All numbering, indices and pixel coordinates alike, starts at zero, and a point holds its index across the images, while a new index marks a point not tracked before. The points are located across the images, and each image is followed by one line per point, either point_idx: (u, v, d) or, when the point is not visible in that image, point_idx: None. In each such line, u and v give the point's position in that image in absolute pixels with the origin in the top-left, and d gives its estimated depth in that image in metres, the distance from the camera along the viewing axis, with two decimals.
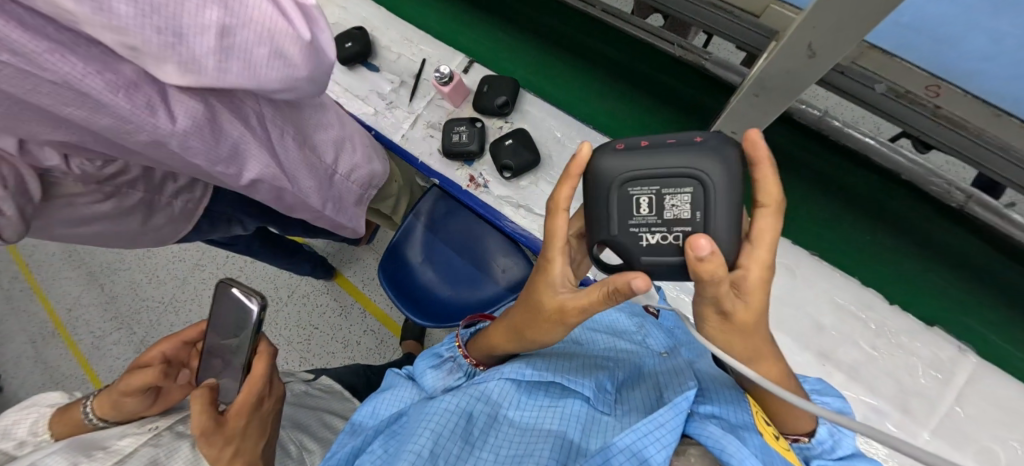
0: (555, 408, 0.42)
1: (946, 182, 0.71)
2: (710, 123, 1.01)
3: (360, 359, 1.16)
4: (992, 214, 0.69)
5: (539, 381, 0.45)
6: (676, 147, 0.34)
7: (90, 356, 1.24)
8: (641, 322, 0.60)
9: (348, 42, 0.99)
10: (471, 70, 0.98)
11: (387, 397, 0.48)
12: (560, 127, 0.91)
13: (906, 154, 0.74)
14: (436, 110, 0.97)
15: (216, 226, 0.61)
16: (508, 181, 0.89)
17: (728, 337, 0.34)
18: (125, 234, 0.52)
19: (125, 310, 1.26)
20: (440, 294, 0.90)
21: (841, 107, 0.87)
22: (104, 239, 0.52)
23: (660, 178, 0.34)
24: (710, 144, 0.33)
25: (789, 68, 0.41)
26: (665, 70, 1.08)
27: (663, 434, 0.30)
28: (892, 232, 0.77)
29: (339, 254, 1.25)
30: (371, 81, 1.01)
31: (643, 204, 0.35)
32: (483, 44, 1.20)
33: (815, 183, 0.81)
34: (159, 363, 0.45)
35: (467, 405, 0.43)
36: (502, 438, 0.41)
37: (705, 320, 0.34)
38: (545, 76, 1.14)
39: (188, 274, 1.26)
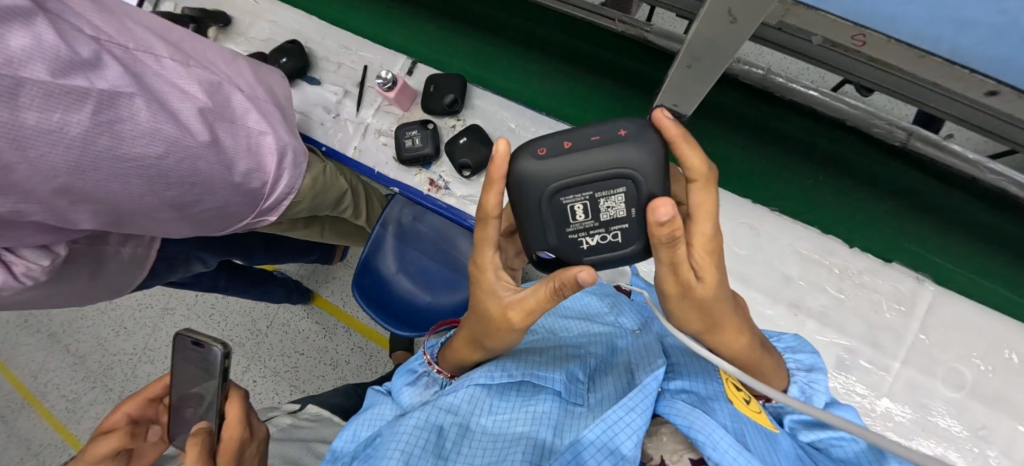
0: (526, 409, 0.45)
1: (887, 123, 0.82)
2: (652, 94, 1.03)
3: (353, 378, 1.20)
4: (931, 147, 0.80)
5: (509, 382, 0.49)
6: (604, 144, 0.35)
7: (67, 421, 1.27)
8: (613, 301, 0.71)
9: (283, 58, 1.01)
10: (414, 72, 1.02)
11: (368, 417, 0.50)
12: (512, 118, 0.97)
13: (846, 100, 0.84)
14: (385, 116, 1.01)
15: (174, 266, 0.76)
16: (469, 179, 0.95)
17: (690, 312, 0.40)
18: (80, 288, 0.63)
19: (97, 367, 1.29)
20: (423, 300, 0.95)
21: (783, 63, 0.93)
22: (63, 298, 0.64)
23: (585, 184, 0.35)
24: (635, 137, 0.35)
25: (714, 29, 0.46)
26: (613, 49, 1.07)
27: (634, 419, 0.35)
28: (831, 172, 0.89)
29: (313, 276, 1.30)
30: (314, 93, 1.04)
31: (578, 210, 0.36)
32: (416, 39, 1.19)
33: (761, 135, 0.92)
34: (125, 426, 0.49)
35: (435, 420, 0.45)
36: (475, 447, 0.43)
37: (665, 296, 0.39)
38: (483, 64, 1.14)
39: (157, 320, 1.31)
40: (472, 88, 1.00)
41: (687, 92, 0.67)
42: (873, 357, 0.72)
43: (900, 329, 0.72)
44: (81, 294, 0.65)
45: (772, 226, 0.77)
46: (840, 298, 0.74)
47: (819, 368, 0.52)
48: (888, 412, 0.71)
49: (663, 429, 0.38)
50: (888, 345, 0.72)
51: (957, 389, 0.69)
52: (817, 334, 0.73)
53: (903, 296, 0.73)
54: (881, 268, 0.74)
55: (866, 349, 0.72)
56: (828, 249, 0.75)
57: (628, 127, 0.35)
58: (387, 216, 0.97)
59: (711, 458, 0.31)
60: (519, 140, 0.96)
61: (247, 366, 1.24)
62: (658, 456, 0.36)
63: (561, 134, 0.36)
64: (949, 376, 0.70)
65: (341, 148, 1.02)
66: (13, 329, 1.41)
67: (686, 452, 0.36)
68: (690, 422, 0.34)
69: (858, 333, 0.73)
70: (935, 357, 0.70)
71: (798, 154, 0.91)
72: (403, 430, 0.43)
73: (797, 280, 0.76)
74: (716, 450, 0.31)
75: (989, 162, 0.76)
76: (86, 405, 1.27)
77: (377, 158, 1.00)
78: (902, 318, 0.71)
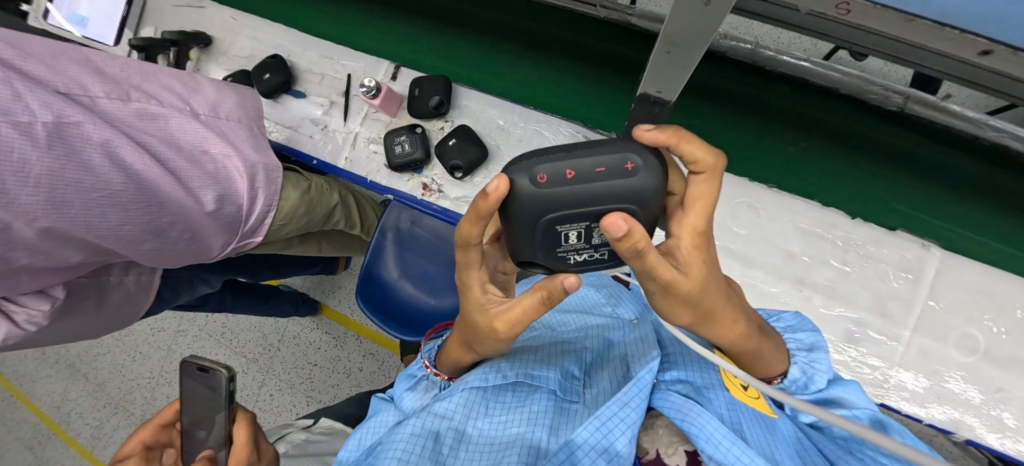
0: (524, 407, 0.46)
1: (881, 88, 0.85)
2: (637, 77, 1.00)
3: (367, 384, 1.21)
4: (933, 109, 0.83)
5: (504, 383, 0.49)
6: (611, 180, 0.33)
7: (93, 447, 1.30)
8: (610, 292, 0.68)
9: (267, 73, 1.00)
10: (399, 76, 1.00)
11: (370, 425, 0.51)
12: (499, 115, 0.96)
13: (840, 69, 0.86)
14: (373, 124, 0.99)
15: (178, 291, 0.76)
16: (461, 180, 0.93)
17: (678, 308, 0.37)
18: (91, 321, 0.64)
19: (117, 393, 1.32)
20: (427, 305, 0.96)
21: (773, 33, 0.90)
22: (77, 330, 0.65)
23: (589, 215, 0.34)
24: (642, 171, 0.33)
25: (669, 66, 0.50)
26: (604, 36, 1.03)
27: (627, 416, 0.38)
28: (828, 143, 0.93)
29: (320, 287, 1.31)
30: (300, 108, 1.03)
31: (571, 237, 0.36)
32: (388, 40, 1.18)
33: (755, 113, 0.95)
34: (139, 453, 0.50)
35: (432, 425, 0.45)
36: (474, 449, 0.44)
37: (648, 294, 0.37)
38: (452, 59, 1.14)
39: (171, 342, 1.34)
40: (457, 88, 0.98)
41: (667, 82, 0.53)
42: (882, 328, 0.76)
43: (906, 297, 0.75)
44: (93, 326, 0.67)
45: (771, 203, 0.80)
46: (845, 271, 0.77)
47: (821, 347, 0.49)
48: (901, 382, 0.74)
49: (660, 421, 0.41)
50: (897, 314, 0.76)
51: (970, 354, 0.73)
52: (825, 307, 0.77)
53: (910, 264, 0.76)
54: (884, 237, 0.77)
55: (876, 320, 0.76)
56: (829, 222, 0.79)
57: (636, 161, 0.33)
58: (386, 222, 0.99)
59: (703, 449, 0.34)
60: (509, 138, 0.95)
61: (262, 381, 1.26)
62: (654, 448, 0.39)
63: (564, 159, 0.33)
64: (960, 341, 0.74)
65: (333, 159, 0.99)
66: (32, 362, 1.44)
67: (681, 444, 0.39)
68: (684, 415, 0.37)
69: (866, 304, 0.76)
70: (946, 323, 0.74)
71: (794, 128, 0.94)
72: (399, 439, 0.43)
73: (799, 255, 0.79)
74: (709, 441, 0.34)
75: (990, 119, 0.80)
76: (112, 430, 1.30)
77: (369, 166, 0.98)
78: (910, 286, 0.75)
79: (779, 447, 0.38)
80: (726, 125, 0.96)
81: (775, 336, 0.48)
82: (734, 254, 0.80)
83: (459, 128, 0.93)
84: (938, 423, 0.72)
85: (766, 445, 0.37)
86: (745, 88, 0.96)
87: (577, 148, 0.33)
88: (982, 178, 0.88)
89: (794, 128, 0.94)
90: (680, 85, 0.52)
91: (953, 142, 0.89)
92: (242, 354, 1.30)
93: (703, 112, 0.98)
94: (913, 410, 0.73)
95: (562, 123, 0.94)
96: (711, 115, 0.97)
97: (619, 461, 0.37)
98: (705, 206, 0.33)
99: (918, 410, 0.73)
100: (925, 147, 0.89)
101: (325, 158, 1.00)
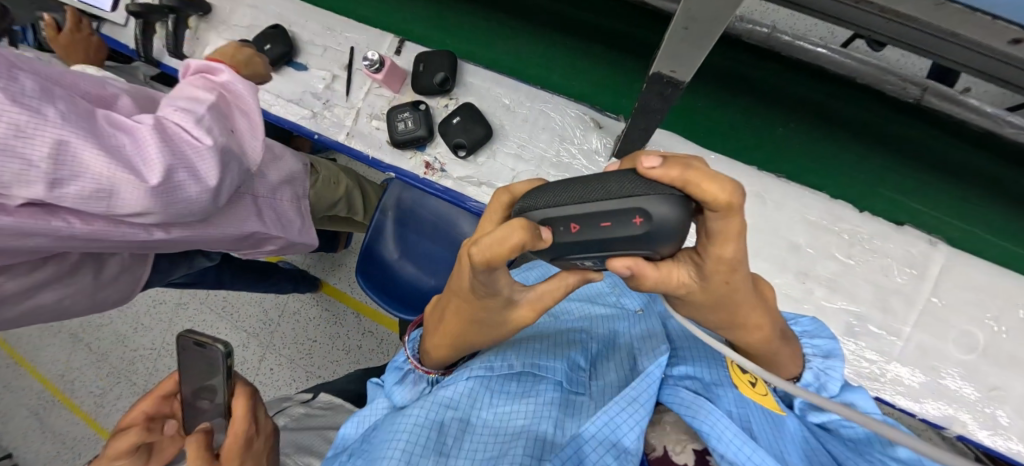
0: (529, 399, 0.45)
1: (899, 78, 0.85)
2: (648, 58, 0.97)
3: (365, 362, 1.21)
4: (948, 101, 0.83)
5: (509, 373, 0.48)
6: (617, 239, 0.27)
7: (95, 415, 1.31)
8: (615, 282, 0.65)
9: (268, 44, 0.97)
10: (403, 50, 0.97)
11: (368, 412, 0.51)
12: (506, 94, 0.92)
13: (859, 56, 0.86)
14: (376, 100, 0.96)
15: (175, 265, 0.75)
16: (465, 160, 0.91)
17: (709, 312, 0.34)
18: (88, 296, 0.63)
19: (119, 363, 1.33)
20: (427, 284, 0.95)
21: (792, 19, 0.86)
22: (75, 311, 0.64)
23: (604, 257, 0.30)
24: (655, 231, 0.26)
25: (682, 45, 0.49)
26: (615, 17, 1.00)
27: (637, 412, 0.37)
28: (844, 133, 0.89)
29: (320, 265, 1.30)
30: (301, 81, 0.99)
31: (587, 264, 0.32)
32: (383, 9, 1.13)
33: (771, 100, 0.92)
34: (142, 424, 0.51)
35: (435, 415, 0.44)
36: (477, 440, 0.43)
37: (673, 298, 0.35)
38: (450, 31, 1.09)
39: (172, 314, 1.34)
40: (462, 64, 0.95)
41: (683, 62, 0.52)
42: (883, 323, 0.74)
43: (911, 293, 0.74)
44: (90, 305, 0.66)
45: (781, 193, 0.78)
46: (850, 264, 0.76)
47: (837, 354, 0.47)
48: (897, 377, 0.73)
49: (667, 417, 0.40)
50: (899, 310, 0.74)
51: (970, 352, 0.72)
52: (828, 300, 0.75)
53: (915, 260, 0.75)
54: (892, 232, 0.76)
55: (878, 315, 0.74)
56: (837, 215, 0.77)
57: (647, 216, 0.26)
58: (385, 201, 0.97)
59: (715, 447, 0.33)
60: (514, 118, 0.92)
61: (263, 355, 1.26)
62: (662, 445, 0.38)
63: (566, 211, 0.28)
64: (960, 339, 0.72)
65: (334, 134, 0.96)
66: (35, 330, 1.44)
67: (689, 442, 0.37)
68: (694, 411, 0.36)
69: (868, 299, 0.75)
70: (951, 321, 0.73)
71: (804, 116, 0.90)
72: (402, 428, 0.42)
73: (806, 248, 0.77)
74: (720, 440, 0.33)
75: (1010, 115, 0.81)
76: (114, 399, 1.31)
77: (371, 142, 0.95)
78: (915, 282, 0.74)
79: (788, 447, 0.37)
80: (741, 111, 0.92)
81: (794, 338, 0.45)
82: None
83: (464, 105, 0.90)
84: (932, 419, 0.71)
85: (776, 445, 0.36)
86: (759, 74, 0.92)
87: (584, 198, 0.28)
88: (997, 173, 0.85)
89: (807, 118, 0.90)
90: (694, 66, 0.53)
91: (969, 137, 0.86)
92: (242, 328, 1.30)
93: (716, 98, 0.94)
94: (908, 405, 0.72)
95: (569, 104, 0.91)
96: (725, 100, 0.93)
97: (626, 458, 0.35)
98: (732, 243, 0.26)
99: (913, 405, 0.72)
100: (940, 140, 0.87)
101: (326, 132, 0.97)
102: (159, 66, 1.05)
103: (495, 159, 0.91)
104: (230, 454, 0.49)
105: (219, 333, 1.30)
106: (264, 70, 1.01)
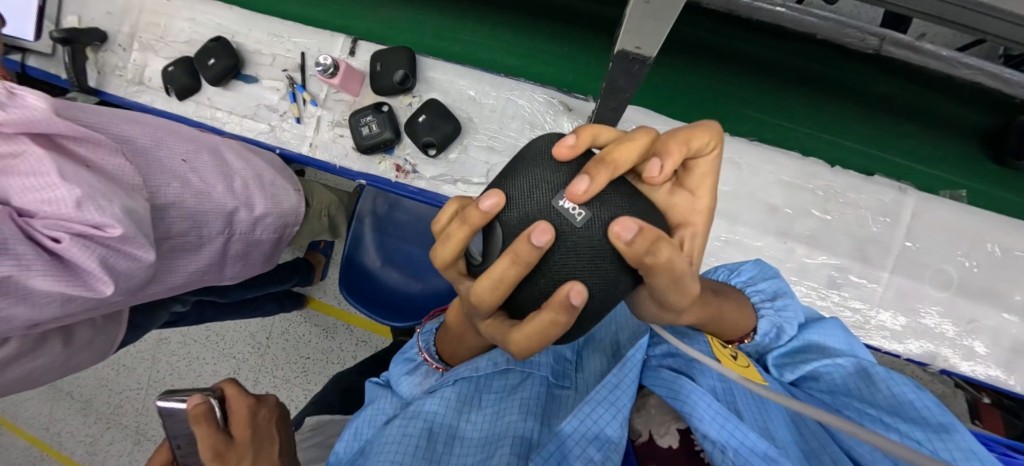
0: (516, 396, 0.45)
1: (857, 32, 0.82)
2: (614, 33, 0.92)
3: None
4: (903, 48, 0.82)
5: (495, 373, 0.48)
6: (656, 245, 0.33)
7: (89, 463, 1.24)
8: None
9: (211, 58, 0.88)
10: (357, 51, 0.90)
11: (369, 413, 0.49)
12: (470, 85, 0.88)
13: (817, 12, 0.82)
14: (335, 106, 0.90)
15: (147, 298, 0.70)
16: (436, 158, 0.86)
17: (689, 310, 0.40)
18: (60, 364, 0.63)
19: (106, 408, 1.26)
20: (412, 290, 0.92)
21: None
22: (45, 377, 0.64)
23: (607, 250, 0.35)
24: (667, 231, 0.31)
25: (642, 17, 0.45)
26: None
27: (620, 399, 0.38)
28: (817, 91, 0.87)
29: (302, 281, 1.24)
30: (253, 94, 0.92)
31: None
32: (320, 6, 1.05)
33: (742, 64, 0.88)
34: None
35: (426, 422, 0.44)
36: (467, 446, 0.42)
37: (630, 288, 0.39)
38: (385, 23, 1.02)
39: (154, 351, 1.27)
40: (421, 58, 0.89)
41: (649, 36, 0.48)
42: (862, 271, 0.75)
43: (885, 240, 0.74)
44: (64, 369, 0.66)
45: (755, 158, 0.76)
46: (827, 220, 0.75)
47: (784, 294, 0.51)
48: (882, 322, 0.74)
49: (651, 401, 0.41)
50: (876, 257, 0.74)
51: (944, 288, 0.73)
52: (808, 257, 0.75)
53: (888, 208, 0.75)
54: (864, 184, 0.75)
55: (857, 264, 0.74)
56: (811, 173, 0.76)
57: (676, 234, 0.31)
58: (361, 208, 0.93)
59: (699, 427, 0.34)
60: (481, 109, 0.87)
61: (255, 380, 1.20)
62: (647, 430, 0.39)
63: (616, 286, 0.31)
64: (934, 277, 0.73)
65: (297, 146, 0.90)
66: None
67: (673, 423, 0.39)
68: (675, 393, 0.37)
69: (847, 249, 0.75)
70: (923, 262, 0.74)
71: (774, 77, 0.88)
72: (390, 439, 0.42)
73: (783, 208, 0.76)
74: (702, 419, 0.34)
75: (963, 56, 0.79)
76: (107, 445, 1.24)
77: (336, 151, 0.89)
78: (888, 229, 0.74)
79: (773, 421, 0.39)
80: (711, 73, 0.89)
81: (736, 293, 0.50)
82: (718, 212, 0.77)
83: (428, 102, 0.84)
84: (916, 357, 0.73)
85: (761, 419, 0.38)
86: (725, 39, 0.89)
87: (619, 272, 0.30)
88: (961, 115, 0.83)
89: (779, 80, 0.87)
90: (661, 39, 0.48)
91: (924, 79, 0.85)
92: (230, 356, 1.24)
93: (688, 67, 0.89)
94: (893, 347, 0.73)
95: (534, 88, 0.87)
96: (697, 67, 0.89)
97: (611, 449, 0.36)
98: (710, 182, 0.34)
99: (897, 346, 0.73)
100: (913, 91, 0.85)
101: (288, 145, 0.90)
102: (98, 94, 0.96)
103: (467, 154, 0.86)
104: (241, 422, 0.44)
105: (207, 364, 1.24)
106: (212, 87, 0.93)
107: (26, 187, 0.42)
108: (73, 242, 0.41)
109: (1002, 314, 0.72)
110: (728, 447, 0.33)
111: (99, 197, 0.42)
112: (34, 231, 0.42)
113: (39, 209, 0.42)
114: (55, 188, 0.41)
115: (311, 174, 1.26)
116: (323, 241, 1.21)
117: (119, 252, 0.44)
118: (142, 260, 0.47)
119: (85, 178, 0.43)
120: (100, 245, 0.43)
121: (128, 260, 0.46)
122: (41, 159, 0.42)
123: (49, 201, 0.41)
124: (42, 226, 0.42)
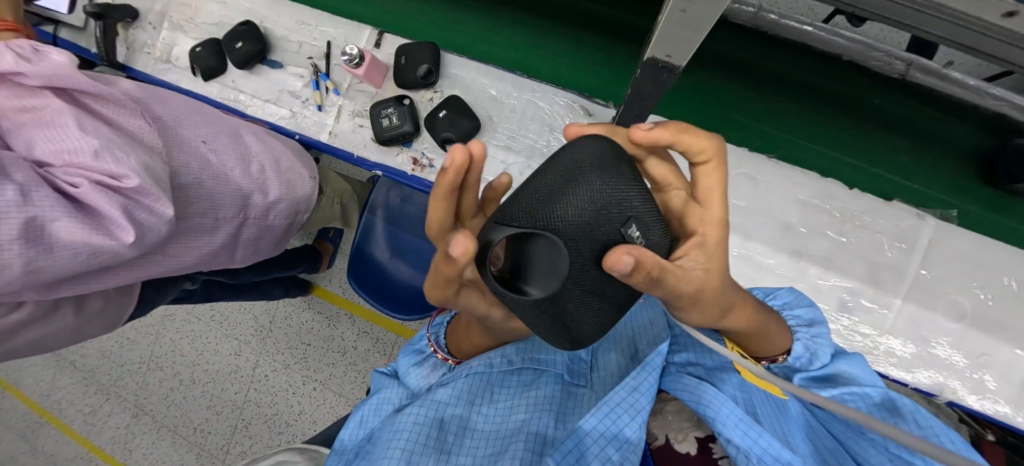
0: (529, 393, 0.45)
1: (886, 55, 0.82)
2: (640, 41, 0.92)
3: (361, 364, 1.16)
4: (932, 76, 0.80)
5: (508, 369, 0.49)
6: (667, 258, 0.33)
7: (86, 433, 1.25)
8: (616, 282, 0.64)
9: (239, 42, 0.90)
10: (382, 43, 0.91)
11: (378, 402, 0.49)
12: (492, 84, 0.88)
13: (844, 34, 0.83)
14: (357, 96, 0.90)
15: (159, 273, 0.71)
16: None
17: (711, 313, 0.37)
18: (70, 331, 0.64)
19: (106, 380, 1.27)
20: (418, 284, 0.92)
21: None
22: (55, 343, 0.65)
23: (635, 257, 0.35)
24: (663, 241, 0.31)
25: (677, 29, 0.45)
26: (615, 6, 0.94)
27: (638, 400, 0.37)
28: (840, 113, 0.86)
29: None
30: (277, 79, 0.93)
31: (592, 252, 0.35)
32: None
33: (766, 81, 0.88)
34: None
35: (437, 413, 0.43)
36: (478, 439, 0.42)
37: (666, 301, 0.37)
38: (411, 17, 1.02)
39: (158, 327, 1.28)
40: (445, 54, 0.89)
41: (681, 47, 0.48)
42: (875, 296, 0.74)
43: (900, 267, 0.73)
44: (74, 336, 0.67)
45: (772, 174, 0.76)
46: (843, 242, 0.75)
47: (820, 322, 0.49)
48: (890, 349, 0.73)
49: (668, 408, 0.41)
50: (890, 283, 0.73)
51: (958, 320, 0.72)
52: (822, 278, 0.74)
53: (905, 234, 0.74)
54: (883, 208, 0.75)
55: (870, 289, 0.74)
56: (828, 193, 0.75)
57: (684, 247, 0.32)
58: (374, 199, 0.94)
59: (722, 432, 0.34)
60: (502, 109, 0.87)
61: (256, 363, 1.21)
62: (664, 435, 0.39)
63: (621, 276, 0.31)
64: (948, 308, 0.72)
65: (316, 134, 0.90)
66: None
67: (691, 430, 0.38)
68: (697, 397, 0.37)
69: (861, 273, 0.74)
70: (938, 291, 0.73)
71: (797, 96, 0.87)
72: (401, 427, 0.42)
73: (798, 227, 0.75)
74: (725, 425, 0.34)
75: (991, 86, 0.78)
76: (106, 416, 1.25)
77: (355, 140, 0.89)
78: (904, 255, 0.73)
79: (794, 434, 0.38)
80: (733, 87, 0.88)
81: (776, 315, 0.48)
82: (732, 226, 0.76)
83: (449, 98, 0.85)
84: (923, 387, 0.72)
85: (779, 426, 0.37)
86: (750, 55, 0.89)
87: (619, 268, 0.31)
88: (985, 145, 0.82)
89: (803, 98, 0.87)
90: (691, 49, 0.48)
91: (950, 107, 0.84)
92: (232, 338, 1.24)
93: (711, 80, 0.89)
94: (901, 375, 0.72)
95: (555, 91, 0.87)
96: (720, 80, 0.89)
97: (628, 449, 0.35)
98: (719, 193, 0.32)
99: (905, 375, 0.72)
100: (938, 120, 0.84)
101: (307, 132, 0.91)
102: (125, 70, 0.98)
103: None
104: None
105: (208, 344, 1.24)
106: (237, 70, 0.94)
107: (48, 139, 0.43)
108: (89, 187, 0.41)
109: (1015, 350, 0.71)
110: (750, 454, 0.33)
111: (116, 149, 0.43)
112: (54, 178, 0.42)
113: (54, 160, 0.43)
114: (74, 139, 0.42)
115: (327, 163, 1.27)
116: (333, 230, 1.20)
117: (138, 204, 0.44)
118: (159, 216, 0.46)
119: (105, 132, 0.44)
120: (118, 195, 0.43)
121: (144, 214, 0.45)
122: (64, 113, 0.43)
123: (66, 152, 0.42)
124: (62, 174, 0.42)
